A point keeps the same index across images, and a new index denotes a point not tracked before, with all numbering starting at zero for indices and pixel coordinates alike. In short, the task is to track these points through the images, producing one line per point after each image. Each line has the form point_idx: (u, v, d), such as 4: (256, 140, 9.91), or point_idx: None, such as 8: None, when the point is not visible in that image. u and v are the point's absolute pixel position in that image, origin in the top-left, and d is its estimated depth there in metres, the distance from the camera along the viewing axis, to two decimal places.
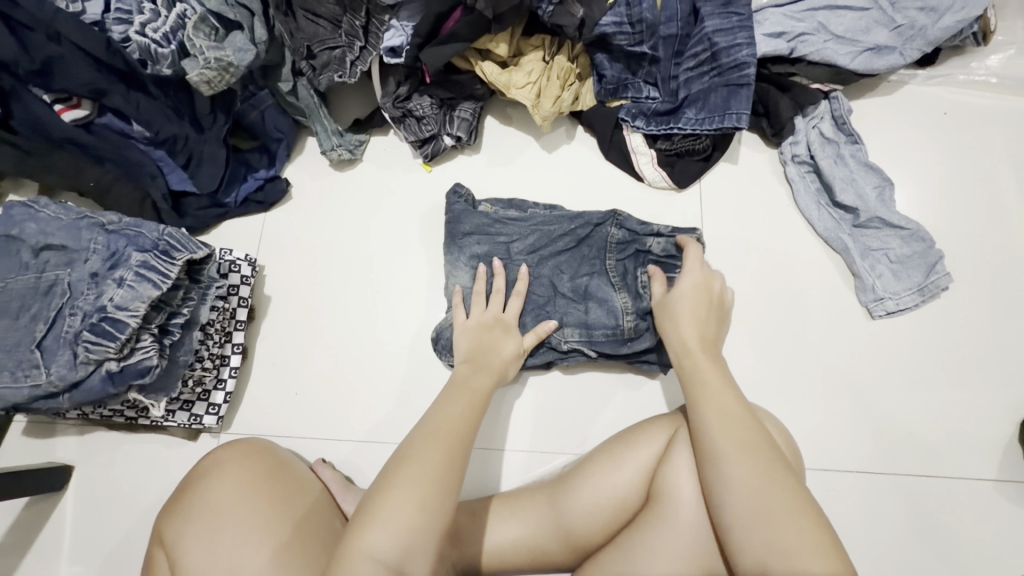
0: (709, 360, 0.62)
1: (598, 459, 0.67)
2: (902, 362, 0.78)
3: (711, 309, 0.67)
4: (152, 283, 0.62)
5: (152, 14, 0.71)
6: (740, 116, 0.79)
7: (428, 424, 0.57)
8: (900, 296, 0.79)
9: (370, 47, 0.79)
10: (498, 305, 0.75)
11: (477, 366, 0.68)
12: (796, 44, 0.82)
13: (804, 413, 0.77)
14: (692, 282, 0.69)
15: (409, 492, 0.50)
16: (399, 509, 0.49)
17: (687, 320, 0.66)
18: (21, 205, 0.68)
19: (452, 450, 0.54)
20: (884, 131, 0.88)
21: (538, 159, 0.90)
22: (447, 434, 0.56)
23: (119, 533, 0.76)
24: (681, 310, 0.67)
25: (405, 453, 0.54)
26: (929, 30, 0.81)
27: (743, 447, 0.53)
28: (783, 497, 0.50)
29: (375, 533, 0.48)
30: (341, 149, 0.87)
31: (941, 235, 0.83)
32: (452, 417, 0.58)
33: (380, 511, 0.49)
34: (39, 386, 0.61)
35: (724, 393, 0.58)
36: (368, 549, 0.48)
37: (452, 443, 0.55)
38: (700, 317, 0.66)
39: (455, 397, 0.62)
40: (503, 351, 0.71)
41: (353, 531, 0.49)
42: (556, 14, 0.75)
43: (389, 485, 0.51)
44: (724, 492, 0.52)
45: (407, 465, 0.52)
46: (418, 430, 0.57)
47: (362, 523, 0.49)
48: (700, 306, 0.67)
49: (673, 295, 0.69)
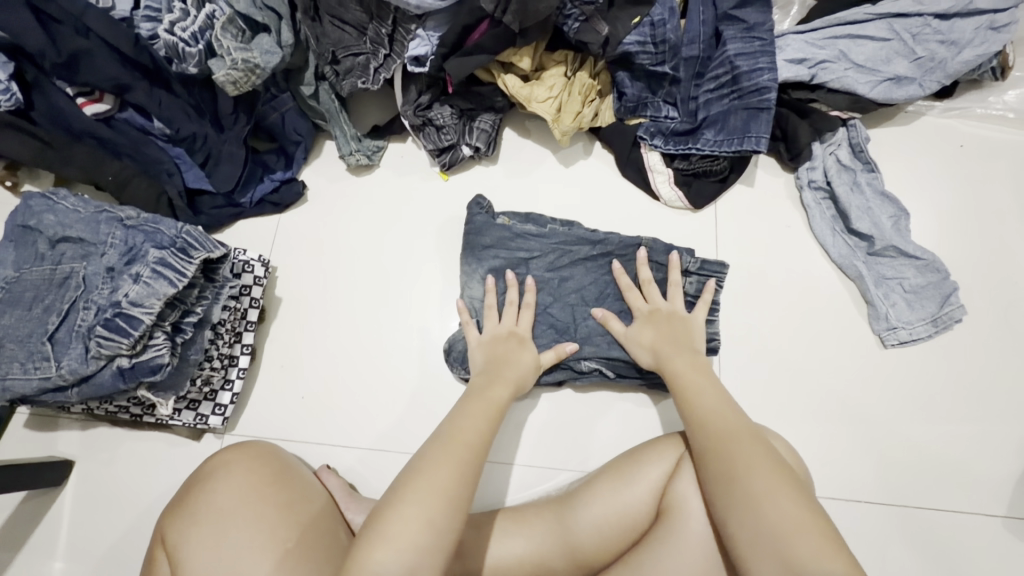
0: (693, 372, 0.68)
1: (607, 477, 0.68)
2: (912, 393, 0.78)
3: (667, 331, 0.73)
4: (168, 280, 0.62)
5: (181, 13, 0.72)
6: (759, 139, 0.80)
7: (440, 441, 0.57)
8: (913, 326, 0.79)
9: (395, 55, 0.79)
10: (511, 318, 0.77)
11: (491, 378, 0.69)
12: (817, 71, 0.82)
13: (815, 441, 0.76)
14: (645, 312, 0.76)
15: (422, 501, 0.50)
16: (407, 525, 0.49)
17: (649, 343, 0.73)
18: (41, 196, 0.68)
19: (467, 466, 0.55)
20: (900, 161, 0.88)
21: (554, 173, 0.90)
22: (459, 447, 0.56)
23: (118, 531, 0.75)
24: (641, 341, 0.74)
25: (415, 468, 0.54)
26: (949, 63, 0.82)
27: (741, 458, 0.56)
28: (794, 508, 0.52)
29: (382, 552, 0.47)
30: (359, 154, 0.87)
31: (955, 267, 0.83)
32: (471, 432, 0.59)
33: (389, 528, 0.49)
34: (49, 378, 0.61)
35: (717, 414, 0.62)
36: (373, 567, 0.47)
37: (469, 458, 0.56)
38: (659, 342, 0.72)
39: (471, 408, 0.63)
40: (518, 364, 0.72)
41: (361, 547, 0.48)
42: (582, 31, 0.74)
43: (398, 501, 0.51)
44: (727, 508, 0.55)
45: (419, 479, 0.52)
46: (430, 444, 0.57)
47: (371, 542, 0.48)
48: (657, 330, 0.74)
49: (632, 330, 0.75)
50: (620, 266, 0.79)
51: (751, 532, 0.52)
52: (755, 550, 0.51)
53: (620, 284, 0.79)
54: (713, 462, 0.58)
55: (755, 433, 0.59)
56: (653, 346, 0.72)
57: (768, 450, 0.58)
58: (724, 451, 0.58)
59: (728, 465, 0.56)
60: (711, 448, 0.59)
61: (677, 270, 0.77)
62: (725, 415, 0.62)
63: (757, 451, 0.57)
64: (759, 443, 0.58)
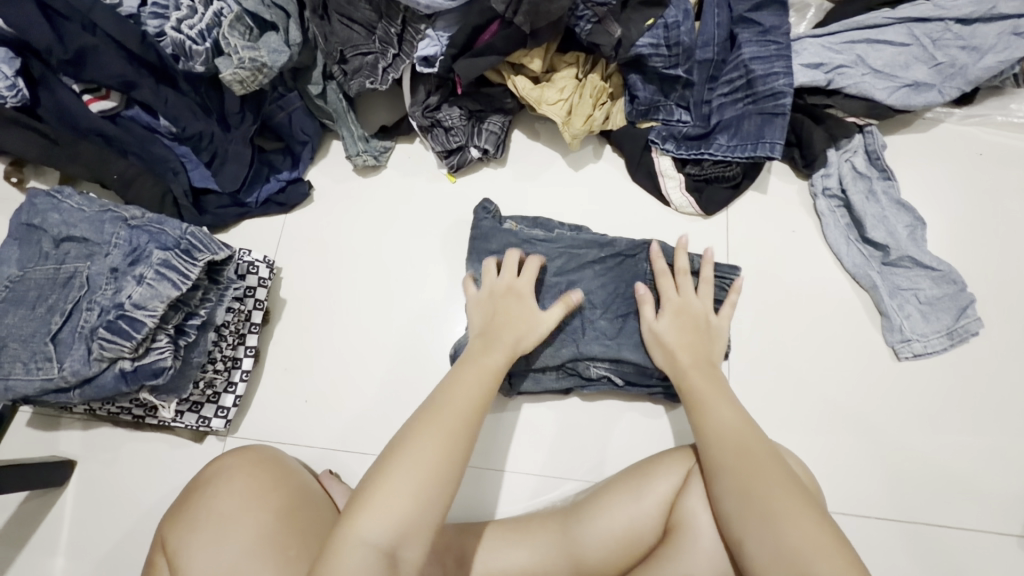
0: (710, 386, 0.66)
1: (620, 487, 0.68)
2: (924, 408, 0.76)
3: (695, 334, 0.72)
4: (172, 282, 0.61)
5: (189, 10, 0.70)
6: (774, 145, 0.78)
7: (430, 406, 0.58)
8: (928, 338, 0.77)
9: (404, 55, 0.77)
10: (510, 271, 0.74)
11: (486, 344, 0.67)
12: (834, 76, 0.81)
13: (825, 454, 0.75)
14: (674, 309, 0.73)
15: (412, 471, 0.51)
16: (396, 495, 0.50)
17: (680, 345, 0.71)
18: (45, 194, 0.67)
19: (454, 439, 0.55)
20: (917, 169, 0.87)
21: (563, 176, 0.89)
22: (452, 418, 0.56)
23: (120, 533, 0.75)
24: (663, 339, 0.72)
25: (404, 438, 0.55)
26: (970, 70, 0.80)
27: (739, 459, 0.58)
28: (808, 525, 0.52)
29: (369, 521, 0.49)
30: (365, 155, 0.86)
31: (972, 278, 0.81)
32: (460, 399, 0.59)
33: (375, 496, 0.50)
34: (50, 379, 0.60)
35: (721, 416, 0.62)
36: (361, 535, 0.48)
37: (455, 429, 0.55)
38: (689, 348, 0.71)
39: (464, 374, 0.62)
40: (518, 318, 0.70)
41: (349, 516, 0.50)
42: (594, 33, 0.73)
43: (388, 469, 0.52)
44: (727, 511, 0.57)
45: (408, 450, 0.53)
46: (418, 413, 0.57)
47: (357, 509, 0.50)
48: (687, 333, 0.72)
49: (661, 328, 0.73)
50: (656, 247, 0.78)
51: (762, 543, 0.52)
52: (763, 560, 0.52)
53: (655, 267, 0.77)
54: (724, 473, 0.58)
55: (757, 435, 0.61)
56: (672, 348, 0.71)
57: (782, 465, 0.58)
58: (722, 452, 0.59)
59: (731, 466, 0.58)
60: (722, 459, 0.59)
61: (711, 265, 0.75)
62: (739, 426, 0.61)
63: (765, 457, 0.58)
64: (772, 457, 0.58)
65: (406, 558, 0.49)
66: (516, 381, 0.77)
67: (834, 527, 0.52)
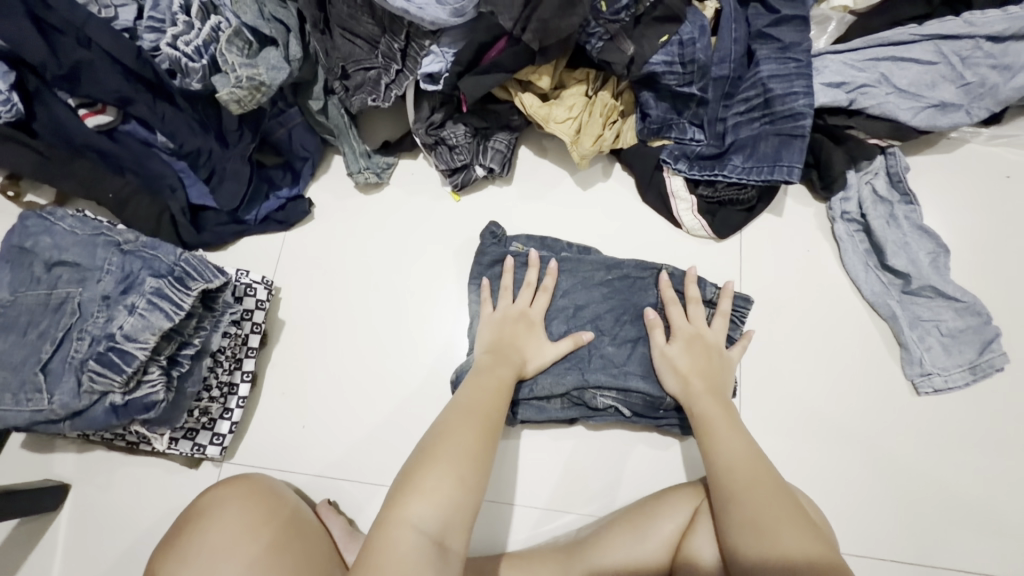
0: (722, 415, 0.64)
1: (620, 525, 0.66)
2: (945, 445, 0.73)
3: (708, 360, 0.69)
4: (164, 312, 0.59)
5: (185, 26, 0.68)
6: (792, 168, 0.75)
7: (456, 408, 0.63)
8: (949, 372, 0.74)
9: (407, 71, 0.75)
10: (526, 298, 0.75)
11: (498, 358, 0.70)
12: (856, 96, 0.77)
13: (840, 492, 0.72)
14: (687, 334, 0.71)
15: (446, 467, 0.55)
16: (439, 481, 0.54)
17: (692, 369, 0.69)
18: (37, 216, 0.65)
19: (484, 433, 0.60)
20: (940, 192, 0.83)
21: (571, 195, 0.86)
22: (477, 416, 0.61)
23: (113, 559, 0.73)
24: (675, 365, 0.70)
25: (439, 434, 0.59)
26: (1000, 89, 0.76)
27: (747, 478, 0.57)
28: (817, 550, 0.51)
29: (418, 505, 0.52)
30: (368, 172, 0.84)
31: (996, 309, 0.78)
32: (482, 399, 0.64)
33: (423, 484, 0.53)
34: (40, 411, 0.59)
35: (730, 437, 0.61)
36: (411, 519, 0.51)
37: (482, 425, 0.60)
38: (704, 374, 0.68)
39: (482, 383, 0.66)
40: (525, 348, 0.72)
41: (393, 506, 0.52)
42: (606, 50, 0.70)
43: (428, 460, 0.56)
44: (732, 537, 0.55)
45: (444, 446, 0.57)
46: (447, 414, 0.62)
47: (407, 494, 0.53)
48: (701, 359, 0.69)
49: (674, 351, 0.70)
50: (667, 277, 0.75)
51: (767, 569, 0.51)
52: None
53: (664, 296, 0.74)
54: (740, 507, 0.55)
55: (762, 458, 0.60)
56: (684, 375, 0.69)
57: (792, 497, 0.56)
58: (732, 473, 0.58)
59: (737, 488, 0.57)
60: (740, 488, 0.56)
61: (728, 300, 0.73)
62: (751, 457, 0.59)
63: (771, 477, 0.57)
64: (783, 485, 0.57)
65: (453, 548, 0.51)
66: (520, 411, 0.74)
67: (838, 559, 0.51)
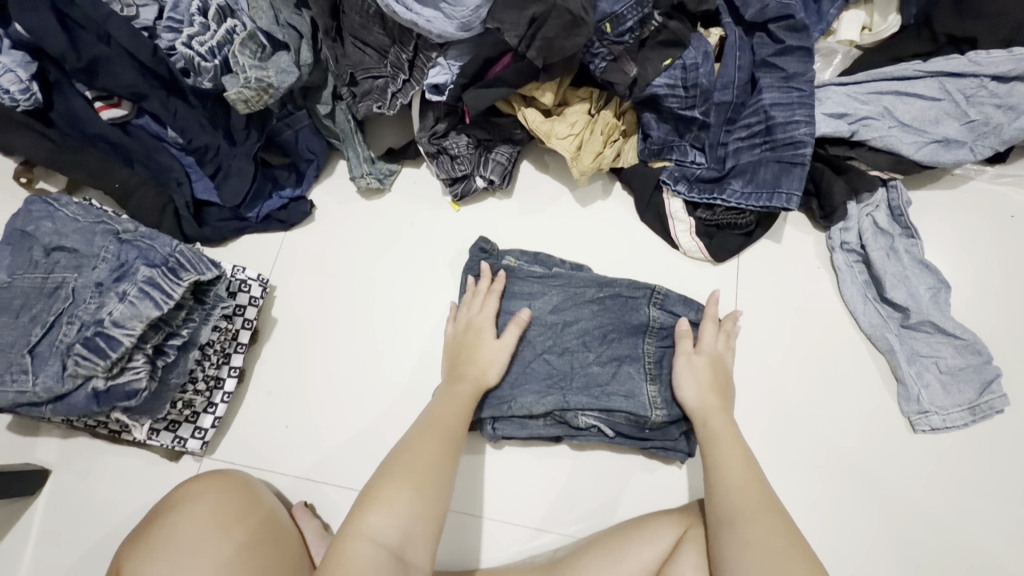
0: (731, 433, 0.64)
1: (599, 551, 0.64)
2: (943, 487, 0.71)
3: (722, 384, 0.70)
4: (154, 301, 0.60)
5: (201, 27, 0.71)
6: (790, 196, 0.75)
7: (425, 421, 0.63)
8: (948, 411, 0.72)
9: (414, 81, 0.76)
10: (483, 308, 0.75)
11: (468, 374, 0.70)
12: (858, 127, 0.77)
13: (830, 530, 0.70)
14: (711, 352, 0.71)
15: (406, 480, 0.54)
16: (400, 492, 0.53)
17: (705, 386, 0.69)
18: (42, 201, 0.66)
19: (450, 445, 0.60)
20: (943, 228, 0.82)
21: (570, 211, 0.86)
22: (443, 429, 0.61)
23: (84, 549, 0.72)
24: (697, 375, 0.69)
25: (404, 447, 0.59)
26: (1005, 129, 0.76)
27: (741, 501, 0.57)
28: None
29: (377, 517, 0.51)
30: (369, 178, 0.85)
31: (998, 349, 0.76)
32: (448, 415, 0.64)
33: (383, 496, 0.53)
34: (24, 393, 0.59)
35: (733, 452, 0.62)
36: (370, 530, 0.50)
37: (448, 439, 0.60)
38: (721, 394, 0.69)
39: (451, 398, 0.66)
40: (495, 364, 0.71)
41: (353, 518, 0.52)
42: (608, 71, 0.71)
43: (390, 474, 0.55)
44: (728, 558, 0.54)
45: (408, 456, 0.57)
46: (414, 428, 0.62)
47: (367, 505, 0.52)
48: (717, 378, 0.70)
49: (699, 359, 0.70)
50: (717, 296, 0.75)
51: None
52: None
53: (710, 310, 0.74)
54: (742, 527, 0.55)
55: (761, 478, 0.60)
56: (704, 390, 0.68)
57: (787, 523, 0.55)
58: (728, 492, 0.58)
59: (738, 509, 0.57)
60: (740, 512, 0.56)
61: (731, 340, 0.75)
62: (752, 485, 0.59)
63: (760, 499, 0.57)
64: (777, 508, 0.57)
65: (412, 560, 0.51)
66: (500, 426, 0.73)
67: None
